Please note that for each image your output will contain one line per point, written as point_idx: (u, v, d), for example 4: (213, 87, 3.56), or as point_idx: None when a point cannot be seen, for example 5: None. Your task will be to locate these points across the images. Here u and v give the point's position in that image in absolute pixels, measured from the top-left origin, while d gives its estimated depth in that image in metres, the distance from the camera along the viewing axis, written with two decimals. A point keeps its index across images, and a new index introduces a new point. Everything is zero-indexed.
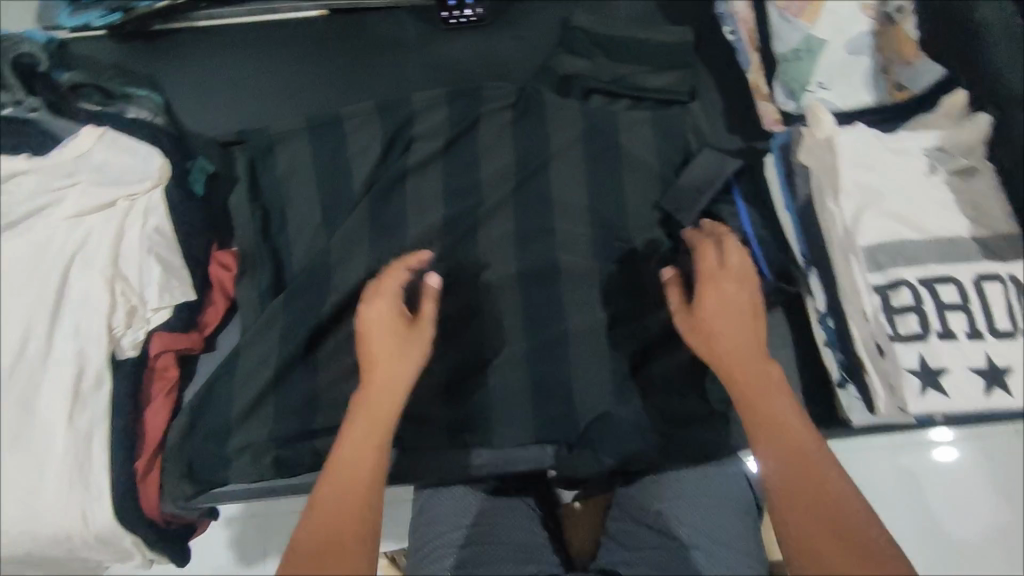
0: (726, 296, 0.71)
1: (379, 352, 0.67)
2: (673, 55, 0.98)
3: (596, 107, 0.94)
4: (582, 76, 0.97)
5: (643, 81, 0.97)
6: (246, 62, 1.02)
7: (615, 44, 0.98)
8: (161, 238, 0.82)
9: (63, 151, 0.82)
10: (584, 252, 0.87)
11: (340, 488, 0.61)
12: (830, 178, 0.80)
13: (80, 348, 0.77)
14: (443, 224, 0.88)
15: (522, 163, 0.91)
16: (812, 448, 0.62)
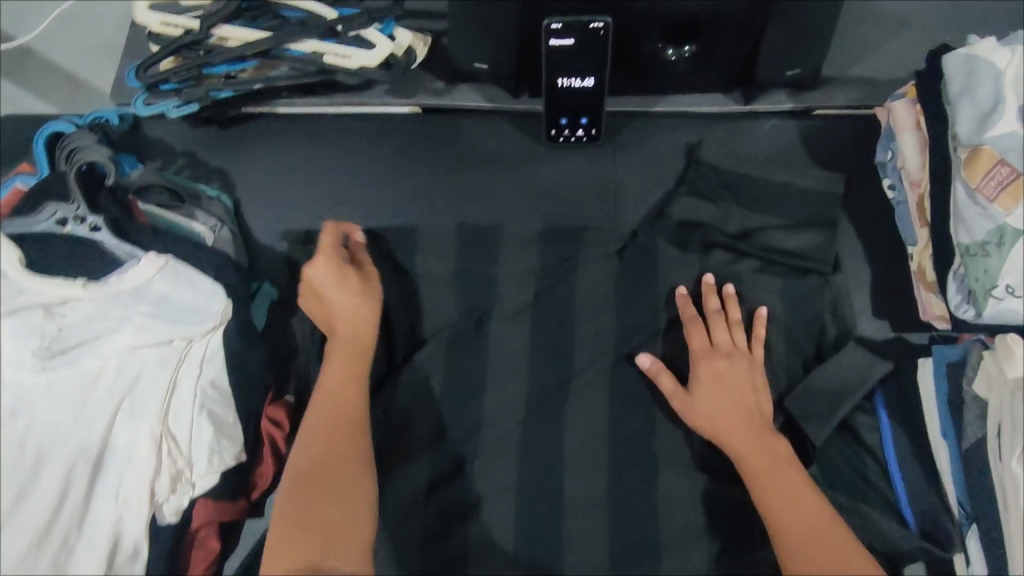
0: (719, 372, 0.75)
1: (331, 284, 0.77)
2: (816, 210, 0.83)
3: (718, 270, 0.82)
4: (705, 225, 0.84)
5: (779, 242, 0.82)
6: (325, 160, 0.92)
7: (746, 186, 0.84)
8: (215, 393, 0.75)
9: (120, 281, 0.73)
10: (686, 450, 0.77)
11: (323, 435, 0.69)
12: (1019, 432, 0.63)
13: (119, 513, 0.70)
14: (529, 394, 0.80)
15: (622, 330, 0.82)
16: (785, 482, 0.68)
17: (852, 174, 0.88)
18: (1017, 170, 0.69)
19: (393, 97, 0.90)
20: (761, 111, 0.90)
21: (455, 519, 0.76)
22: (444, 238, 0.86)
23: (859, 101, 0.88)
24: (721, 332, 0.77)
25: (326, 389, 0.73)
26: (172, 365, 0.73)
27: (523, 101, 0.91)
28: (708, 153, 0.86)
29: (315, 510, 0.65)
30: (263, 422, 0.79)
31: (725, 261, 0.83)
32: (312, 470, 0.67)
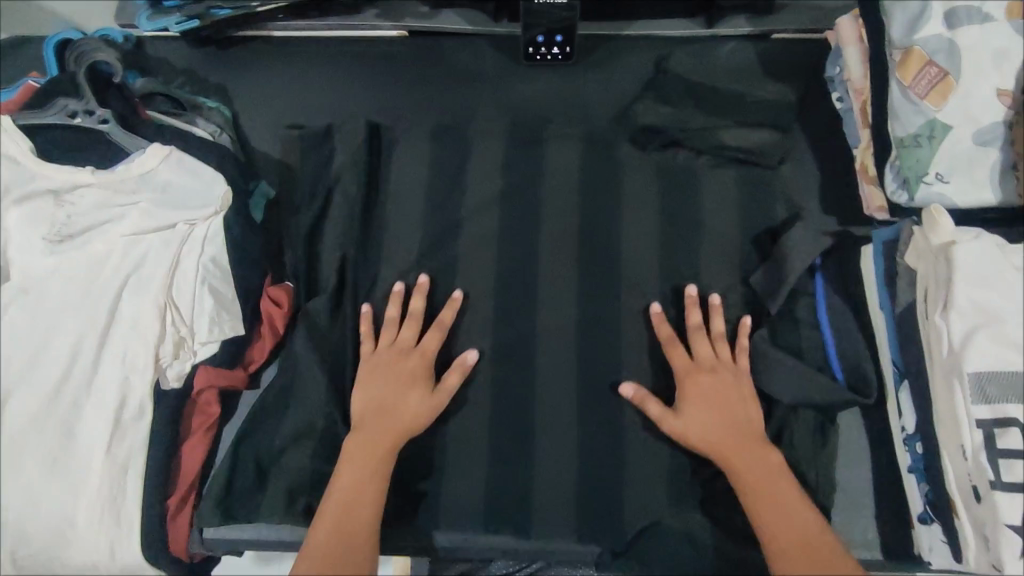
0: (698, 387, 0.78)
1: (382, 385, 0.78)
2: (770, 113, 0.93)
3: (680, 159, 0.92)
4: (671, 129, 0.92)
5: (736, 137, 0.91)
6: (317, 77, 0.99)
7: (707, 92, 0.94)
8: (215, 270, 0.82)
9: (129, 167, 0.79)
10: (651, 330, 0.85)
11: (367, 446, 0.74)
12: (942, 289, 0.72)
13: (127, 375, 0.75)
14: (507, 281, 0.87)
15: (591, 227, 0.90)
16: (767, 464, 0.73)
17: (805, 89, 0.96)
18: (945, 70, 0.78)
19: (383, 20, 0.98)
20: (723, 34, 0.98)
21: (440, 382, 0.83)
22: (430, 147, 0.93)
23: (810, 25, 0.96)
24: (697, 331, 0.81)
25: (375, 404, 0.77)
26: (176, 243, 0.79)
27: (503, 25, 0.99)
28: (674, 65, 0.95)
29: (352, 505, 0.71)
30: (262, 302, 0.86)
31: (691, 158, 0.92)
32: (353, 478, 0.72)
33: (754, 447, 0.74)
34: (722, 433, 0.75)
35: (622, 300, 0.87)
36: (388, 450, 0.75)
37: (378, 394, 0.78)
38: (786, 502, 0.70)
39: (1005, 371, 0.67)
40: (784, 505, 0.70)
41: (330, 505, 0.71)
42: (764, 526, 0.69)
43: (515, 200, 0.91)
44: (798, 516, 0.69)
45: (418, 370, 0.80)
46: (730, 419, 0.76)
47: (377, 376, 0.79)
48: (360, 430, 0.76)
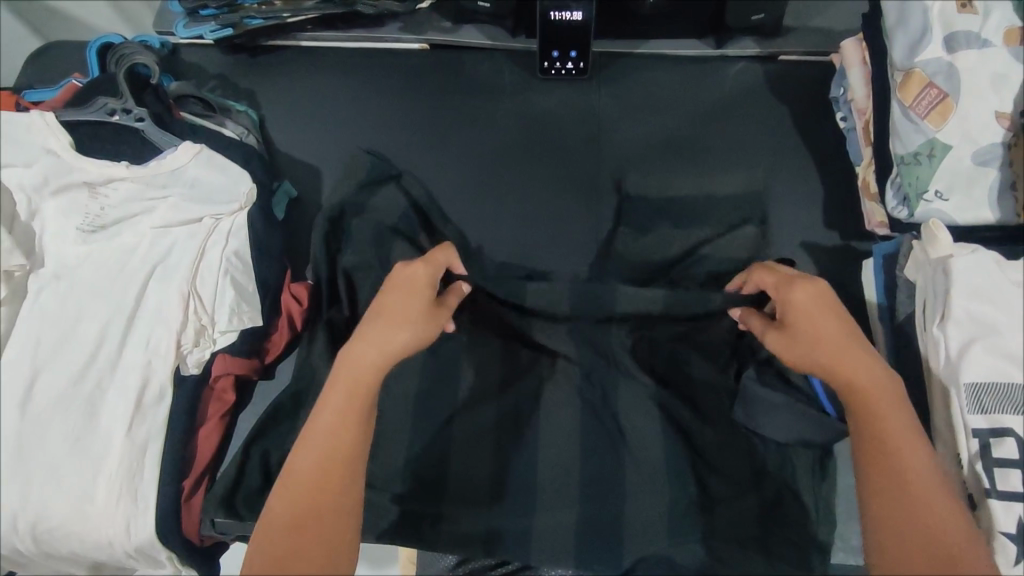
0: (800, 299, 0.68)
1: (395, 301, 0.70)
2: (746, 206, 0.93)
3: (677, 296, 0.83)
4: (651, 255, 0.90)
5: (725, 248, 0.88)
6: (341, 87, 1.03)
7: (676, 206, 0.93)
8: (237, 263, 0.85)
9: (162, 162, 0.82)
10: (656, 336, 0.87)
11: (319, 462, 0.61)
12: (939, 301, 0.73)
13: (148, 360, 0.78)
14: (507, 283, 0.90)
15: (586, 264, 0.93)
16: (885, 408, 0.62)
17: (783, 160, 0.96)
18: (944, 92, 0.81)
19: (405, 33, 1.02)
20: (731, 55, 1.01)
21: (447, 378, 0.85)
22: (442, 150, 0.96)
23: (818, 46, 1.00)
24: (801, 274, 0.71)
25: (330, 409, 0.63)
26: (201, 237, 0.84)
27: (521, 41, 1.02)
28: (634, 183, 0.95)
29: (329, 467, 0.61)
30: (284, 295, 0.89)
31: (692, 289, 0.86)
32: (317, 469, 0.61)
33: (896, 408, 0.62)
34: (856, 383, 0.63)
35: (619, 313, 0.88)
36: (341, 463, 0.61)
37: (339, 401, 0.64)
38: (914, 470, 0.59)
39: (1000, 382, 0.68)
40: (924, 482, 0.58)
41: (300, 456, 0.62)
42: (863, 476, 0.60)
43: (525, 209, 0.96)
44: (940, 495, 0.58)
45: (427, 279, 0.73)
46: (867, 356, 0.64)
47: (389, 299, 0.71)
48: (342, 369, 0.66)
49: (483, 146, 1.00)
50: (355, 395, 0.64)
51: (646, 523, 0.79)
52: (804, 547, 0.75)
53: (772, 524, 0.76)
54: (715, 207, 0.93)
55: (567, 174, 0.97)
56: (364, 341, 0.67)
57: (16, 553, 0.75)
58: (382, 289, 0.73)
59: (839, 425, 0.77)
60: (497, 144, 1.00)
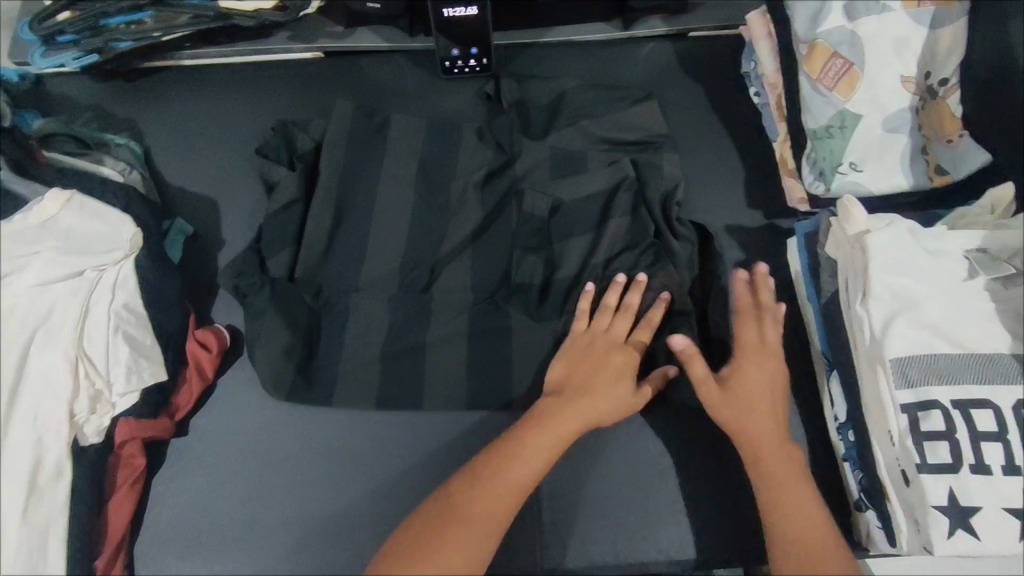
0: (751, 379, 0.73)
1: (580, 356, 0.77)
2: (612, 153, 0.89)
3: (500, 227, 0.87)
4: (506, 177, 0.88)
5: (576, 187, 0.86)
6: (227, 105, 0.95)
7: (580, 165, 0.88)
8: (130, 315, 0.77)
9: (25, 217, 0.72)
10: None
11: (485, 497, 0.67)
12: (860, 280, 0.72)
13: (38, 436, 0.70)
14: (410, 284, 0.84)
15: (419, 204, 0.87)
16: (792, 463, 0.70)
17: (662, 159, 0.88)
18: (850, 62, 0.79)
19: (294, 42, 0.95)
20: (640, 36, 0.99)
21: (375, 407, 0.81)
22: (335, 154, 0.87)
23: (726, 21, 0.98)
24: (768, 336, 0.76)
25: (534, 456, 0.69)
26: (84, 293, 0.75)
27: (420, 39, 0.96)
28: (506, 119, 0.91)
29: (459, 513, 0.66)
30: (188, 342, 0.82)
31: (538, 225, 0.86)
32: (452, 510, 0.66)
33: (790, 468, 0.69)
34: (756, 439, 0.70)
35: (501, 258, 0.85)
36: (497, 521, 0.66)
37: (535, 449, 0.70)
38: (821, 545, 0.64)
39: (922, 355, 0.68)
40: (790, 504, 0.67)
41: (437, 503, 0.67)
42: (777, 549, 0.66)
43: (423, 214, 0.87)
44: (811, 516, 0.66)
45: (622, 367, 0.76)
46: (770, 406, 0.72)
47: (580, 363, 0.76)
48: (530, 430, 0.71)
49: (387, 158, 0.88)
50: (517, 493, 0.68)
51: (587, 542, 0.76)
52: (732, 531, 0.76)
53: (712, 520, 0.77)
54: (576, 159, 0.89)
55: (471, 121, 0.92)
56: (551, 407, 0.73)
57: None
58: (598, 372, 0.75)
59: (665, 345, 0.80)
60: (381, 168, 0.88)
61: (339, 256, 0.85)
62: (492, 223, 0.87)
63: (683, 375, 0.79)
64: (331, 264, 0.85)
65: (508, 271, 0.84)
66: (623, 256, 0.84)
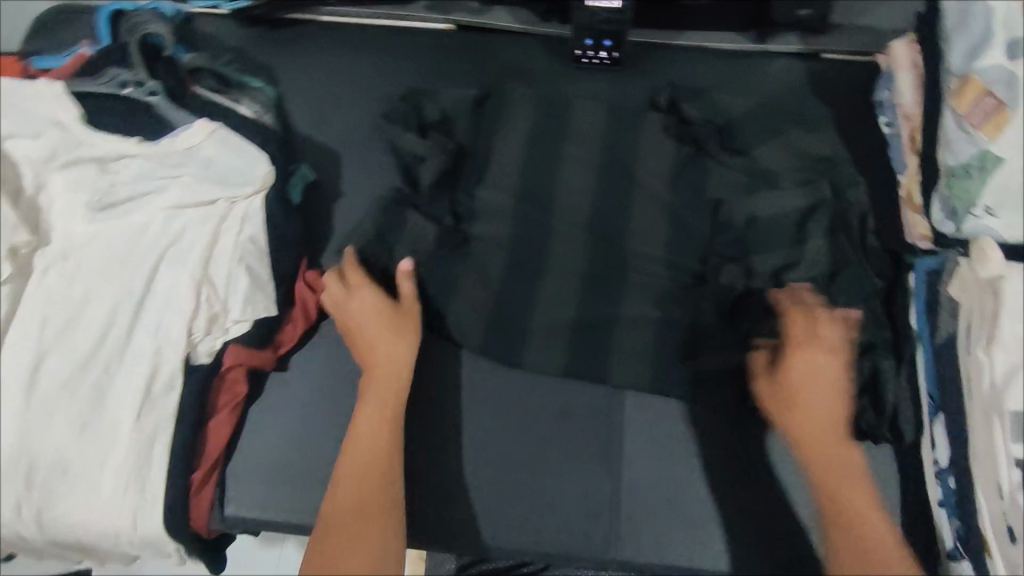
0: (830, 375, 0.74)
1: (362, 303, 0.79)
2: (807, 172, 0.89)
3: (684, 227, 0.88)
4: (692, 181, 0.90)
5: (768, 204, 0.86)
6: (359, 65, 0.98)
7: (771, 181, 0.89)
8: (253, 249, 0.81)
9: (176, 141, 0.81)
10: (694, 342, 0.82)
11: (352, 497, 0.70)
12: (987, 324, 0.70)
13: (158, 348, 0.77)
14: (515, 261, 0.86)
15: (534, 184, 0.89)
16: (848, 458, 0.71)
17: (862, 185, 0.87)
18: (1004, 100, 0.73)
19: (432, 12, 0.99)
20: (773, 51, 0.98)
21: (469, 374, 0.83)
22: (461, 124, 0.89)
23: (862, 47, 0.97)
24: (824, 334, 0.76)
25: (363, 437, 0.74)
26: (214, 222, 0.80)
27: (553, 26, 0.98)
28: (675, 122, 0.92)
29: (357, 510, 0.69)
30: (298, 282, 0.84)
31: (730, 232, 0.86)
32: (352, 504, 0.69)
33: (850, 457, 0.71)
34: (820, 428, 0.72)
35: (610, 250, 0.86)
36: (382, 503, 0.70)
37: (365, 428, 0.74)
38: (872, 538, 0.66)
39: None
40: (847, 491, 0.69)
41: (338, 496, 0.70)
42: (842, 552, 0.66)
43: (537, 194, 0.89)
44: (858, 494, 0.69)
45: (380, 306, 0.79)
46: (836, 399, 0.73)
47: (362, 315, 0.79)
48: (359, 410, 0.76)
49: (543, 139, 0.91)
50: (359, 474, 0.71)
51: (664, 541, 0.76)
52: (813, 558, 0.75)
53: (792, 543, 0.75)
54: (770, 174, 0.89)
55: (594, 108, 0.93)
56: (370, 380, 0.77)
57: (22, 540, 0.74)
58: (371, 318, 0.79)
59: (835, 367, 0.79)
60: (502, 146, 0.90)
61: (453, 223, 0.87)
62: (675, 223, 0.88)
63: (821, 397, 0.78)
64: (445, 229, 0.86)
65: (614, 263, 0.86)
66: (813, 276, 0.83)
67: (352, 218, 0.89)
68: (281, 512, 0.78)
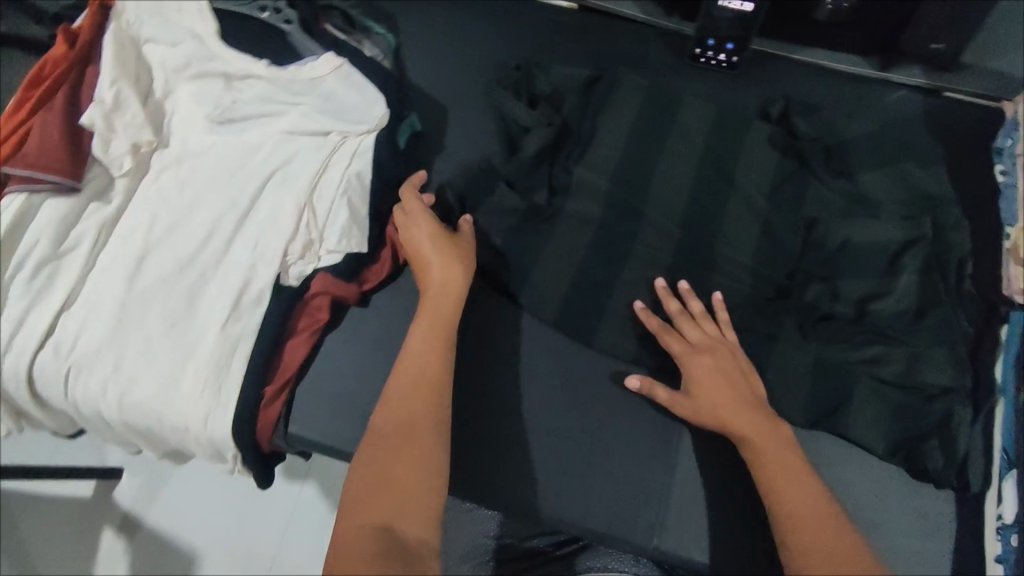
0: (708, 372, 0.75)
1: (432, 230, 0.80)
2: (912, 205, 0.87)
3: (777, 233, 0.86)
4: (781, 189, 0.88)
5: (866, 230, 0.85)
6: (479, 28, 1.00)
7: (871, 207, 0.87)
8: (357, 185, 0.83)
9: (300, 70, 0.83)
10: (772, 351, 0.81)
11: (396, 436, 0.69)
12: None
13: (253, 262, 0.79)
14: (601, 238, 0.86)
15: (629, 161, 0.88)
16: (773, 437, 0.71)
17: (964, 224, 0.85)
18: None
19: None
20: (894, 81, 0.97)
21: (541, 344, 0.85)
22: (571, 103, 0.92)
23: (986, 91, 0.95)
24: (710, 334, 0.78)
25: (404, 381, 0.73)
26: (326, 152, 0.83)
27: (675, 21, 1.00)
28: (777, 135, 0.91)
29: (402, 449, 0.68)
30: (390, 225, 0.86)
31: (822, 252, 0.85)
32: (395, 443, 0.68)
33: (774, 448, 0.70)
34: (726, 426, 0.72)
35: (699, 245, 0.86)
36: (427, 445, 0.69)
37: (403, 393, 0.72)
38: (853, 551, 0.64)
39: None
40: (787, 484, 0.68)
41: (379, 435, 0.69)
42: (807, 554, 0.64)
43: (631, 174, 0.88)
44: (815, 506, 0.67)
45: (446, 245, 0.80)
46: (743, 402, 0.73)
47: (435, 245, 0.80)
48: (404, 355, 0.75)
49: (646, 122, 0.91)
50: (407, 417, 0.70)
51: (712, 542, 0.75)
52: None
53: None
54: (868, 199, 0.87)
55: (705, 104, 0.92)
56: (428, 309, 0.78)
57: (101, 418, 0.78)
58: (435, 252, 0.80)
59: (912, 404, 0.77)
60: (607, 125, 0.90)
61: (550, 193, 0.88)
62: (769, 228, 0.86)
63: (893, 432, 0.77)
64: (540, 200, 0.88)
65: (699, 260, 0.85)
66: (905, 309, 0.81)
67: (451, 174, 0.92)
68: (340, 441, 0.79)
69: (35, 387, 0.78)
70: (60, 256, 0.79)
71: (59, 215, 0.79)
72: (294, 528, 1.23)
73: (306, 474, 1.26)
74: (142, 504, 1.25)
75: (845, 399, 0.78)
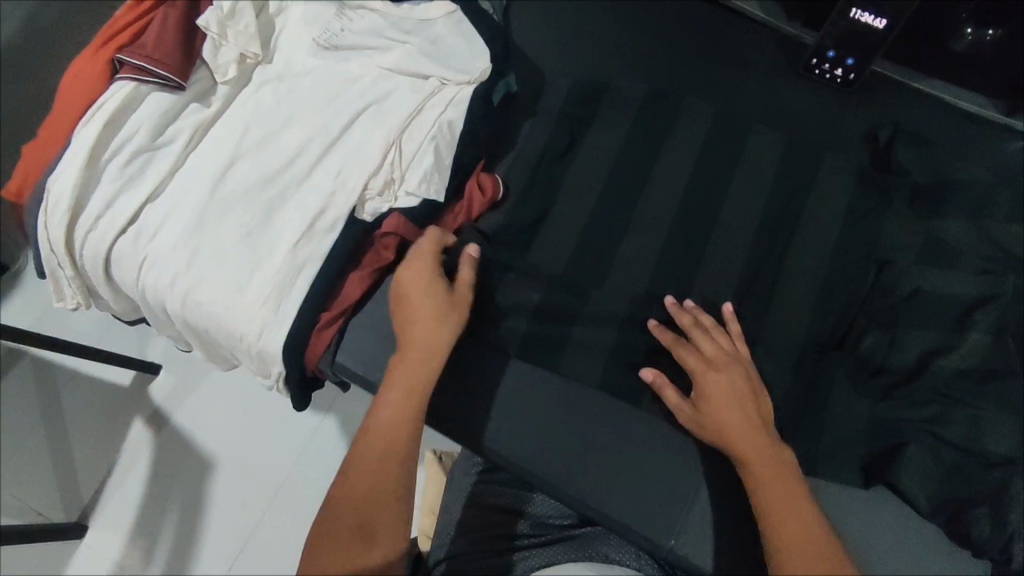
0: (716, 384, 0.72)
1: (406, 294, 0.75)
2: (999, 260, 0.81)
3: (846, 266, 0.84)
4: (867, 223, 0.85)
5: (941, 283, 0.79)
6: (593, 12, 1.02)
7: (953, 258, 0.81)
8: (445, 133, 0.84)
9: (414, 11, 0.89)
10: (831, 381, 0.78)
11: (395, 397, 0.69)
12: None
13: (333, 190, 0.80)
14: (672, 233, 0.87)
15: (711, 172, 0.90)
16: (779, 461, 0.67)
17: None
18: None
19: None
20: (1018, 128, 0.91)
21: (595, 324, 0.83)
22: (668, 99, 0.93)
23: None
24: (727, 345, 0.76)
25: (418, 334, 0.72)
26: (423, 94, 0.84)
27: (795, 28, 1.00)
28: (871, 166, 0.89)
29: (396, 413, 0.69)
30: (471, 180, 0.88)
31: (885, 301, 0.81)
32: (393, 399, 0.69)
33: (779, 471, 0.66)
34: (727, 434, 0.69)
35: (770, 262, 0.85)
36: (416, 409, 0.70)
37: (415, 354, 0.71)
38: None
39: None
40: (783, 508, 0.64)
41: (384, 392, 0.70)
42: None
43: (715, 182, 0.89)
44: (810, 534, 0.62)
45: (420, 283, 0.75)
46: (749, 420, 0.69)
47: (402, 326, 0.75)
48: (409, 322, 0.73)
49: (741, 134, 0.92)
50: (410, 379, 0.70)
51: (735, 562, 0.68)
52: None
53: None
54: (946, 252, 0.81)
55: (798, 126, 0.93)
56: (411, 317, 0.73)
57: (163, 309, 0.81)
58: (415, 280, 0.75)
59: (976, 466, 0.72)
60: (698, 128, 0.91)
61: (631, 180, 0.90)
62: (840, 259, 0.84)
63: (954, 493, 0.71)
64: (617, 187, 0.90)
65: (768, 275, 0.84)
66: (973, 366, 0.76)
67: (539, 143, 0.93)
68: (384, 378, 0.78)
69: (110, 269, 0.81)
70: (155, 148, 0.81)
71: (163, 108, 0.82)
72: (307, 454, 1.27)
73: (328, 410, 1.29)
74: (174, 403, 1.31)
75: (896, 446, 0.73)
